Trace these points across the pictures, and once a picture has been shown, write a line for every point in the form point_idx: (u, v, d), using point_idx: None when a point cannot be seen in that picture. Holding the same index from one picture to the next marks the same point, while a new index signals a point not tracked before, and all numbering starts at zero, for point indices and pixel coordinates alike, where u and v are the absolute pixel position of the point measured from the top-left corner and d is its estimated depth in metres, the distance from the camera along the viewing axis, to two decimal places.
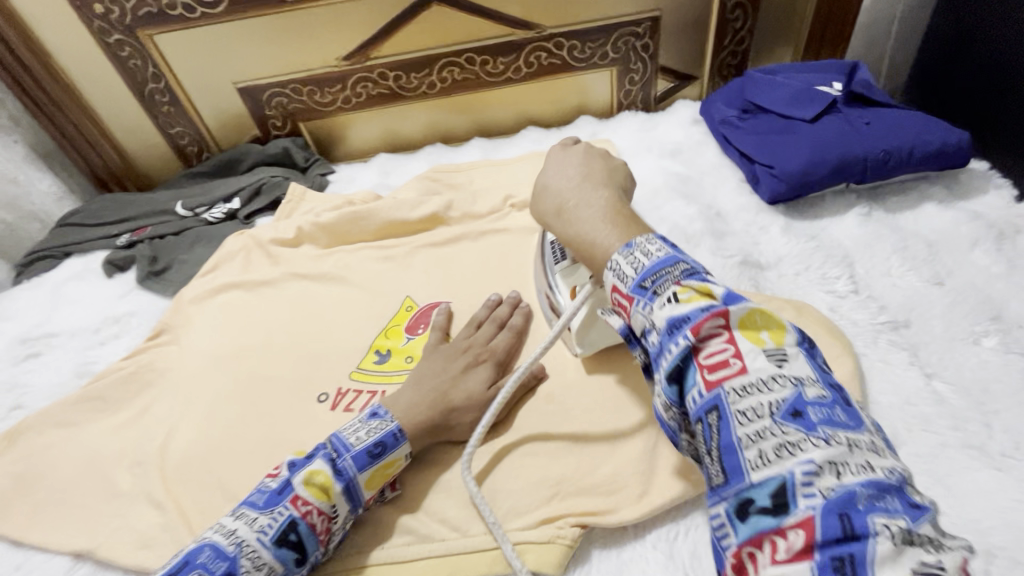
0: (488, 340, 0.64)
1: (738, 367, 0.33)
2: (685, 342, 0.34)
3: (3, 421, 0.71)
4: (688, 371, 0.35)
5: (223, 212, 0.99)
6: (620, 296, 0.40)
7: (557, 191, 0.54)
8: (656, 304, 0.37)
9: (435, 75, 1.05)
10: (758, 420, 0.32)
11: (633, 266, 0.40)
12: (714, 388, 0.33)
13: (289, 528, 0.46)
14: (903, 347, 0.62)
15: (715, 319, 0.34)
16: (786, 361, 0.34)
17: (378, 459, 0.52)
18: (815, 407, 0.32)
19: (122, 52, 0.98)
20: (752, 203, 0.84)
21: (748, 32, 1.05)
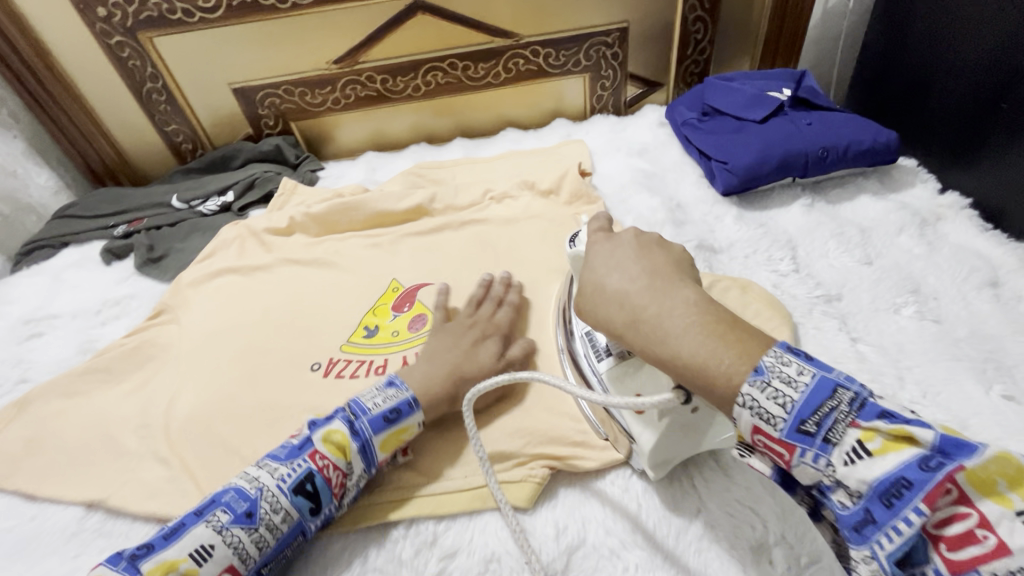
0: (491, 317, 0.70)
1: (965, 519, 0.30)
2: (916, 521, 0.31)
3: (10, 393, 0.76)
4: (920, 547, 0.32)
5: (218, 204, 1.04)
6: (778, 449, 0.35)
7: (617, 300, 0.44)
8: (836, 459, 0.34)
9: (420, 79, 1.12)
10: (984, 556, 0.29)
11: (781, 407, 0.35)
12: (966, 572, 0.30)
13: (307, 479, 0.51)
14: (834, 316, 0.70)
15: (942, 481, 0.31)
16: (985, 490, 0.30)
17: (392, 424, 0.56)
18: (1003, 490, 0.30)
19: (122, 53, 1.03)
20: (709, 195, 0.92)
21: (709, 43, 1.14)
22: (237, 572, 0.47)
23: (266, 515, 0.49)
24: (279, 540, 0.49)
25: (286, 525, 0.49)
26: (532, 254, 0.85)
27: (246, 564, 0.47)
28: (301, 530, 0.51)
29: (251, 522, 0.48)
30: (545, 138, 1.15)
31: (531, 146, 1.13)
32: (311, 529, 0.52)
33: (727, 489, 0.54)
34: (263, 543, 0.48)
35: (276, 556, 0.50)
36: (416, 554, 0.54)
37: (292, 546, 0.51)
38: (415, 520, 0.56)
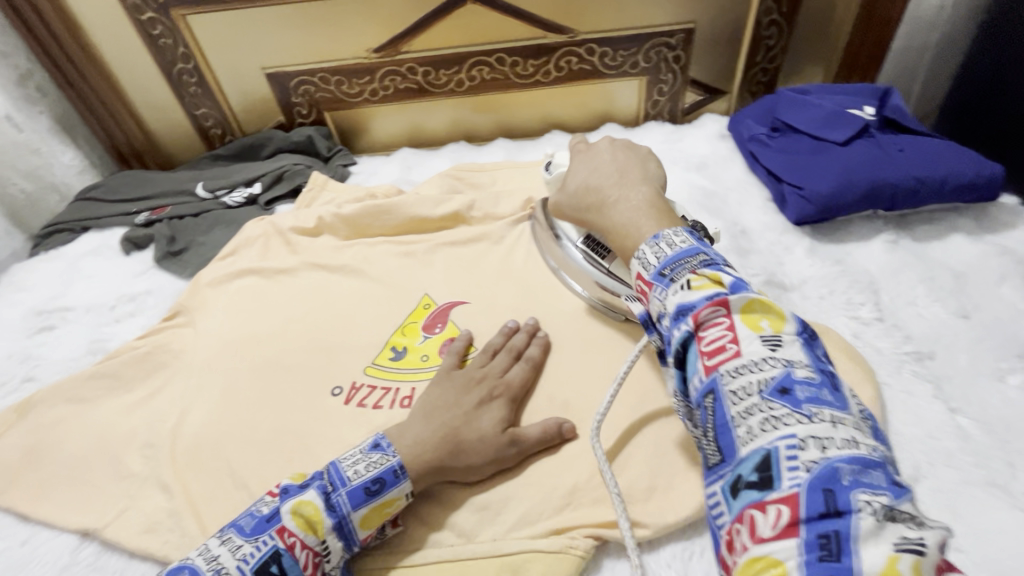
0: (504, 372, 0.61)
1: (733, 351, 0.39)
2: (687, 326, 0.42)
3: (14, 392, 0.71)
4: (691, 354, 0.41)
5: (244, 196, 0.99)
6: (643, 283, 0.48)
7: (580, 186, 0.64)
8: (672, 290, 0.44)
9: (464, 73, 1.04)
10: (747, 398, 0.38)
11: (657, 255, 0.48)
12: (711, 373, 0.40)
13: (272, 560, 0.44)
14: (926, 379, 0.61)
15: (717, 306, 0.41)
16: (780, 346, 0.39)
17: (374, 497, 0.49)
18: (801, 385, 0.37)
19: (153, 30, 0.98)
20: (777, 222, 0.83)
21: (781, 51, 1.04)
22: None
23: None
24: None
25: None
26: None
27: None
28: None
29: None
30: (594, 145, 1.06)
31: None
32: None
33: None
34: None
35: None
36: None
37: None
38: None
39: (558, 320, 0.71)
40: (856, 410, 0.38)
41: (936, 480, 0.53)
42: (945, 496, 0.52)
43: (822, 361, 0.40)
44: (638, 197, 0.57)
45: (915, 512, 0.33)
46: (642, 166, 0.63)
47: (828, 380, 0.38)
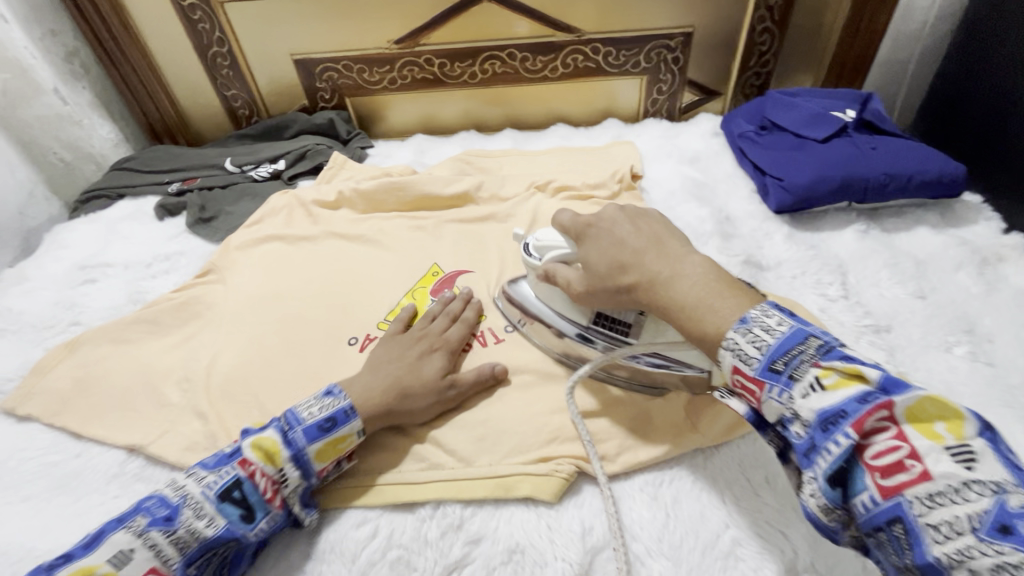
0: (443, 331, 0.68)
1: (919, 471, 0.35)
2: (847, 438, 0.37)
3: (61, 334, 0.78)
4: (856, 472, 0.37)
5: (269, 171, 1.06)
6: (745, 378, 0.43)
7: (606, 270, 0.54)
8: (796, 392, 0.40)
9: (477, 66, 1.12)
10: (956, 535, 0.32)
11: (756, 345, 0.42)
12: (892, 496, 0.35)
13: (234, 486, 0.50)
14: (881, 348, 0.68)
15: (876, 411, 0.37)
16: (974, 460, 0.34)
17: (327, 433, 0.55)
18: (1023, 518, 0.31)
19: (193, 16, 1.06)
20: (760, 211, 0.91)
21: (773, 57, 1.12)
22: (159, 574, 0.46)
23: (190, 519, 0.48)
24: (200, 544, 0.48)
25: (212, 531, 0.48)
26: None
27: (167, 565, 0.46)
28: (231, 538, 0.49)
29: (170, 525, 0.47)
30: (596, 137, 1.14)
31: (581, 143, 1.12)
32: (244, 537, 0.50)
33: (757, 509, 0.54)
34: (181, 545, 0.47)
35: (203, 560, 0.48)
36: (442, 536, 0.54)
37: (221, 551, 0.50)
38: (442, 502, 0.57)
39: None
40: None
41: None
42: None
43: (1022, 468, 0.34)
44: (691, 270, 0.48)
45: None
46: (665, 224, 0.55)
47: None
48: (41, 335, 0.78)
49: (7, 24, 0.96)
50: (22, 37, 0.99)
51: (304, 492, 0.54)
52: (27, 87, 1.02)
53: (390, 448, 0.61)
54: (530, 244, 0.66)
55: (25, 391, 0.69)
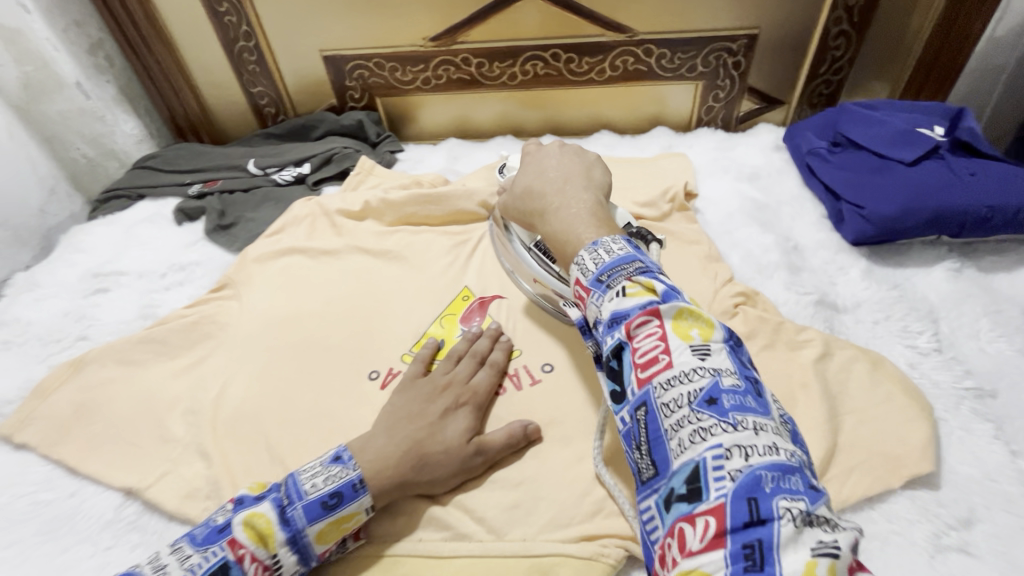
0: (469, 378, 0.60)
1: (666, 362, 0.39)
2: (620, 335, 0.42)
3: (67, 349, 0.73)
4: (624, 364, 0.41)
5: (293, 175, 1.00)
6: (580, 288, 0.47)
7: (527, 195, 0.59)
8: (608, 297, 0.44)
9: (518, 67, 1.03)
10: (678, 410, 0.37)
11: (595, 261, 0.46)
12: (644, 385, 0.40)
13: (218, 572, 0.44)
14: (987, 418, 0.58)
15: (648, 316, 0.41)
16: (709, 355, 0.39)
17: (332, 512, 0.49)
18: (728, 395, 0.37)
19: (219, 8, 1.00)
20: (832, 240, 0.80)
21: (847, 63, 1.00)
22: None
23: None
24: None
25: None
26: None
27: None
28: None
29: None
30: (643, 148, 1.05)
31: (627, 154, 1.03)
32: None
33: None
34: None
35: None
36: None
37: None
38: None
39: None
40: (777, 415, 0.39)
41: (993, 525, 0.50)
42: (1002, 542, 0.49)
43: (747, 368, 0.40)
44: (579, 207, 0.54)
45: (832, 514, 0.34)
46: (589, 172, 0.59)
47: (753, 387, 0.39)
48: (47, 350, 0.73)
49: (28, 15, 0.93)
50: (43, 28, 0.95)
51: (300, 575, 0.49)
52: (50, 81, 0.99)
53: (411, 510, 0.53)
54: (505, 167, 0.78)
55: (24, 415, 0.64)
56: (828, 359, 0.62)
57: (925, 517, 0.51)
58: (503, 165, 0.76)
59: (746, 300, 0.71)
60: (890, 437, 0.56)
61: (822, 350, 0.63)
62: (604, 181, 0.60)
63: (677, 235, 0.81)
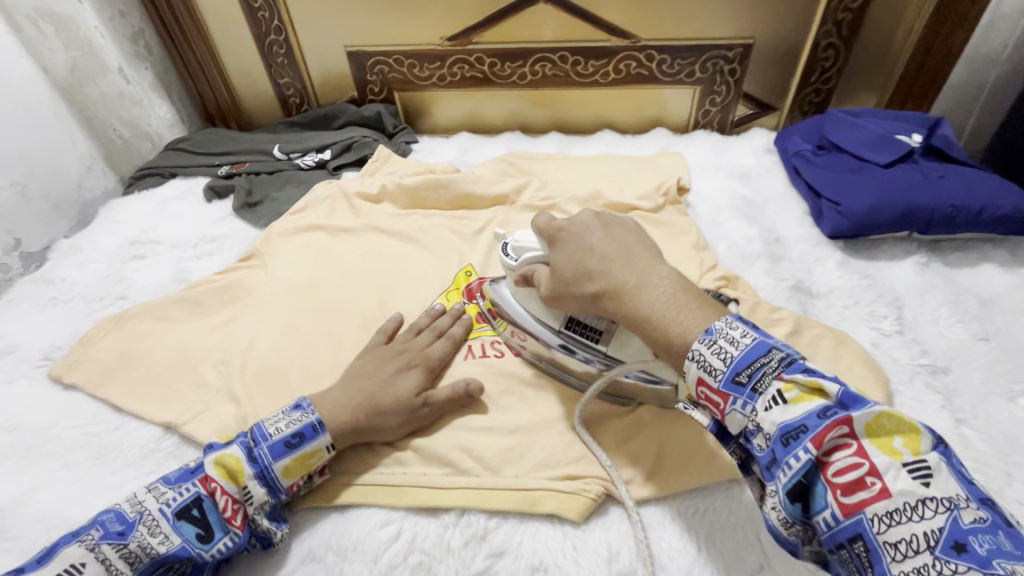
0: (426, 346, 0.66)
1: (877, 488, 0.37)
2: (809, 454, 0.39)
3: (108, 306, 0.81)
4: (818, 488, 0.39)
5: (315, 160, 1.08)
6: (707, 388, 0.44)
7: (584, 278, 0.54)
8: (759, 404, 0.42)
9: (527, 67, 1.11)
10: (916, 552, 0.34)
11: (721, 357, 0.43)
12: (854, 514, 0.37)
13: (193, 503, 0.50)
14: (937, 391, 0.64)
15: (837, 428, 0.39)
16: (930, 477, 0.36)
17: (293, 449, 0.54)
18: (976, 535, 0.34)
19: (254, 4, 1.08)
20: (811, 234, 0.87)
21: (836, 74, 1.07)
22: None
23: (145, 535, 0.48)
24: (152, 560, 0.47)
25: (166, 548, 0.48)
26: None
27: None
28: (187, 557, 0.48)
29: (123, 539, 0.47)
30: (642, 147, 1.12)
31: (627, 152, 1.10)
32: (198, 556, 0.49)
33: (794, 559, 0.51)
34: (134, 560, 0.47)
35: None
36: (465, 546, 0.53)
37: (179, 566, 0.49)
38: (467, 511, 0.56)
39: None
40: None
41: None
42: None
43: (974, 484, 0.37)
44: (662, 291, 0.48)
45: None
46: (639, 239, 0.55)
47: (996, 515, 0.35)
48: (90, 307, 0.80)
49: (80, 4, 1.01)
50: (93, 17, 1.03)
51: (272, 507, 0.54)
52: (95, 66, 1.07)
53: (418, 448, 0.60)
54: (508, 244, 0.65)
55: (71, 360, 0.71)
56: (798, 336, 0.69)
57: None
58: (506, 243, 0.63)
59: (728, 284, 0.77)
60: None
61: (792, 328, 0.69)
62: (649, 243, 0.55)
63: (669, 225, 0.88)
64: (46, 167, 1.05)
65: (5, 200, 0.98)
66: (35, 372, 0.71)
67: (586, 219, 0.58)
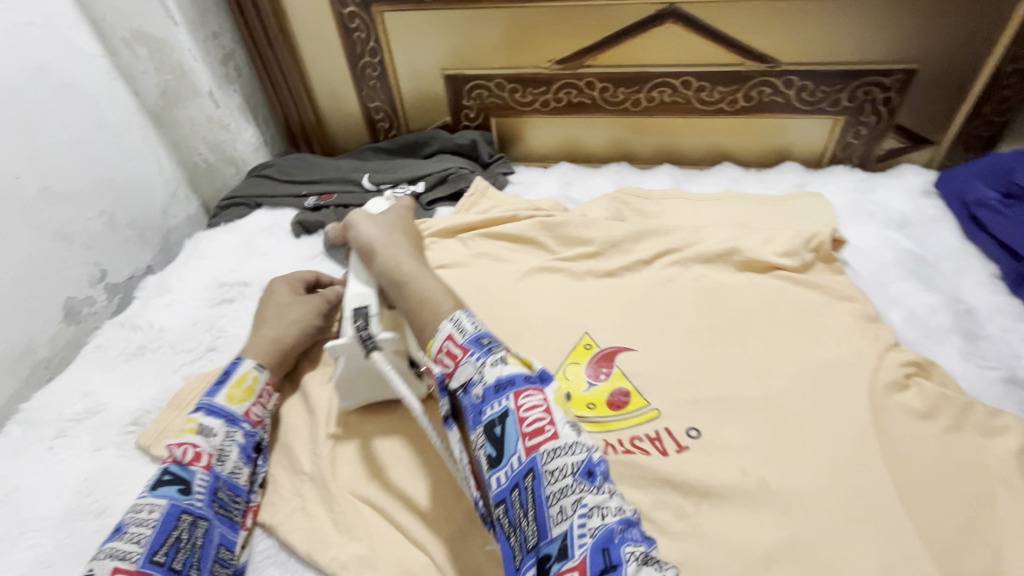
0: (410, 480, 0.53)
1: (550, 433, 0.44)
2: (507, 401, 0.46)
3: (195, 360, 0.74)
4: (509, 432, 0.45)
5: (407, 193, 0.99)
6: (454, 345, 0.51)
7: (370, 234, 0.67)
8: (487, 360, 0.48)
9: (643, 93, 0.99)
10: (561, 478, 0.42)
11: (470, 325, 0.52)
12: (531, 452, 0.44)
13: (165, 470, 0.54)
14: None
15: (531, 389, 0.47)
16: (580, 431, 0.46)
17: (225, 379, 0.62)
18: (600, 469, 0.44)
19: (351, 24, 1.02)
20: (1011, 307, 0.72)
21: (1017, 105, 0.90)
22: (125, 569, 0.47)
23: (132, 526, 0.50)
24: (154, 531, 0.50)
25: (155, 515, 0.51)
26: (769, 334, 0.69)
27: (129, 561, 0.48)
28: (180, 512, 0.52)
29: (118, 534, 0.49)
30: (771, 185, 0.98)
31: (754, 190, 0.97)
32: (191, 506, 0.53)
33: None
34: (138, 539, 0.49)
35: (170, 546, 0.50)
36: None
37: (183, 534, 0.51)
38: None
39: (752, 382, 0.64)
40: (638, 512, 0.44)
41: None
42: None
43: None
44: (432, 287, 0.58)
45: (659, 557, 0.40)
46: (416, 235, 0.71)
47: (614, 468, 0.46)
48: (180, 360, 0.74)
49: (175, 26, 0.96)
50: (187, 40, 0.98)
51: (244, 441, 0.60)
52: (185, 90, 1.02)
53: None
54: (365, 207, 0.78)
55: (161, 429, 0.63)
56: None
57: None
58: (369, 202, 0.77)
59: (919, 371, 0.63)
60: None
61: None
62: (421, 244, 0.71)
63: (826, 289, 0.74)
64: (132, 195, 1.01)
65: (93, 231, 0.94)
66: (123, 441, 0.64)
67: (392, 216, 0.71)
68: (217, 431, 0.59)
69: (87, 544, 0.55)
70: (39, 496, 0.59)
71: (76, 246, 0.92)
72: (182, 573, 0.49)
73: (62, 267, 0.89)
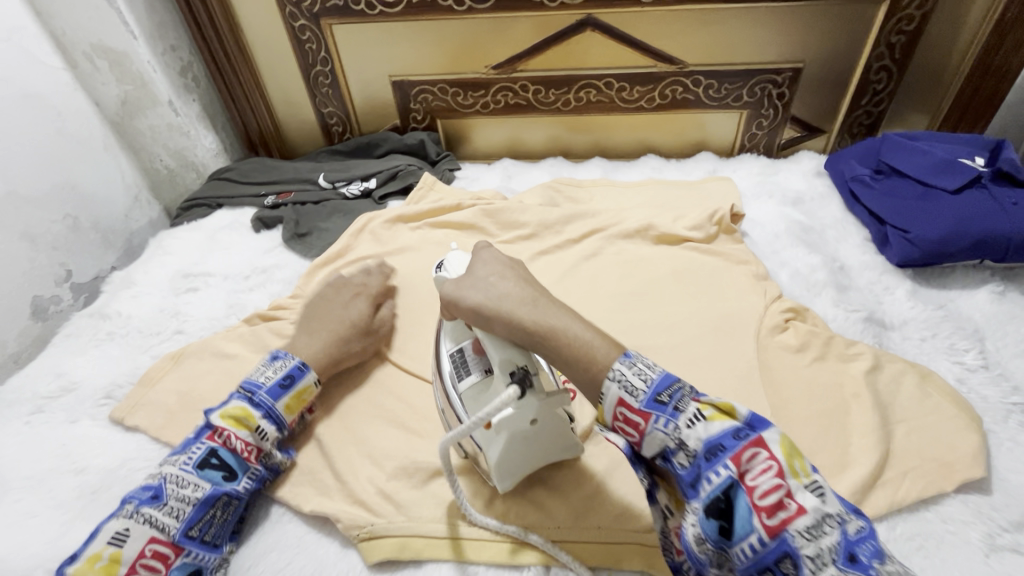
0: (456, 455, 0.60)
1: (794, 508, 0.40)
2: (727, 470, 0.42)
3: (163, 342, 0.80)
4: (742, 505, 0.41)
5: (360, 189, 1.08)
6: (631, 410, 0.45)
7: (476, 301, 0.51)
8: (679, 423, 0.44)
9: (571, 94, 1.10)
10: (825, 566, 0.39)
11: (641, 378, 0.45)
12: (780, 534, 0.40)
13: (214, 455, 0.59)
14: None
15: (746, 445, 0.42)
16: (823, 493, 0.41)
17: (288, 388, 0.65)
18: (860, 545, 0.40)
19: (303, 36, 1.10)
20: (877, 262, 0.85)
21: (888, 96, 1.05)
22: (162, 539, 0.54)
23: (173, 499, 0.56)
24: (193, 510, 0.56)
25: (197, 495, 0.56)
26: (676, 294, 0.80)
27: (167, 533, 0.54)
28: (221, 495, 0.58)
29: (158, 502, 0.55)
30: (688, 172, 1.10)
31: (673, 177, 1.09)
32: (230, 491, 0.58)
33: None
34: (177, 514, 0.55)
35: (204, 522, 0.56)
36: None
37: (218, 512, 0.58)
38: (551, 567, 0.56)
39: (659, 333, 0.74)
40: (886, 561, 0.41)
41: None
42: None
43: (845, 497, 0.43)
44: (582, 332, 0.48)
45: None
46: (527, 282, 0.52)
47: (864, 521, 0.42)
48: (148, 342, 0.80)
49: (135, 40, 1.03)
50: (146, 53, 1.05)
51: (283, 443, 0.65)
52: (145, 98, 1.09)
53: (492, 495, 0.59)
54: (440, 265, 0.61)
55: (133, 401, 0.70)
56: (879, 372, 0.67)
57: (978, 519, 0.55)
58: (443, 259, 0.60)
59: (796, 316, 0.75)
60: (940, 443, 0.60)
61: (872, 363, 0.67)
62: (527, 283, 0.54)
63: (726, 255, 0.86)
64: (97, 200, 1.06)
65: (58, 234, 0.99)
66: (98, 412, 0.70)
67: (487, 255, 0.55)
68: (267, 433, 0.62)
69: (67, 497, 0.61)
70: (19, 462, 0.64)
71: (41, 247, 0.96)
72: (211, 543, 0.57)
73: (29, 267, 0.94)
